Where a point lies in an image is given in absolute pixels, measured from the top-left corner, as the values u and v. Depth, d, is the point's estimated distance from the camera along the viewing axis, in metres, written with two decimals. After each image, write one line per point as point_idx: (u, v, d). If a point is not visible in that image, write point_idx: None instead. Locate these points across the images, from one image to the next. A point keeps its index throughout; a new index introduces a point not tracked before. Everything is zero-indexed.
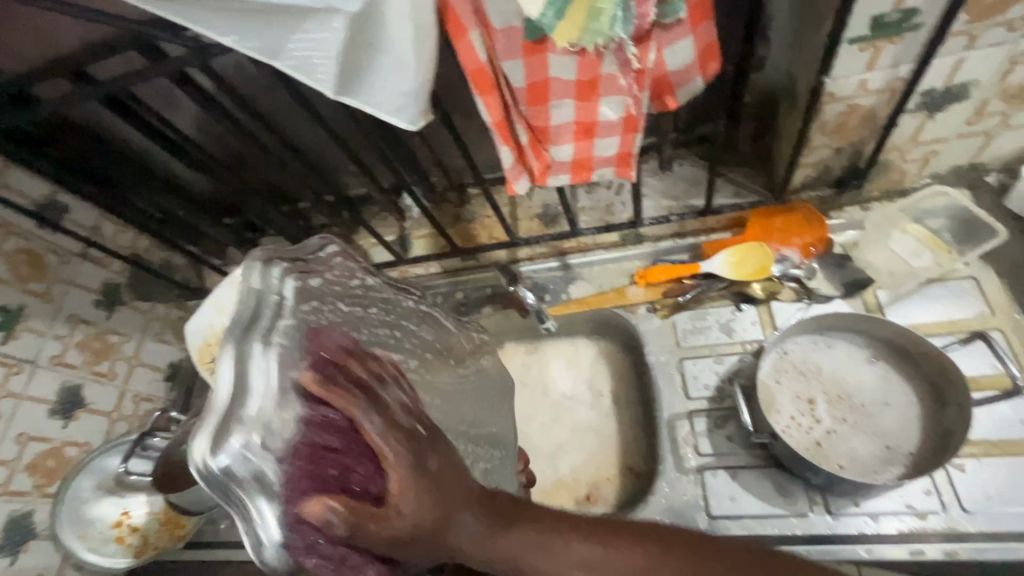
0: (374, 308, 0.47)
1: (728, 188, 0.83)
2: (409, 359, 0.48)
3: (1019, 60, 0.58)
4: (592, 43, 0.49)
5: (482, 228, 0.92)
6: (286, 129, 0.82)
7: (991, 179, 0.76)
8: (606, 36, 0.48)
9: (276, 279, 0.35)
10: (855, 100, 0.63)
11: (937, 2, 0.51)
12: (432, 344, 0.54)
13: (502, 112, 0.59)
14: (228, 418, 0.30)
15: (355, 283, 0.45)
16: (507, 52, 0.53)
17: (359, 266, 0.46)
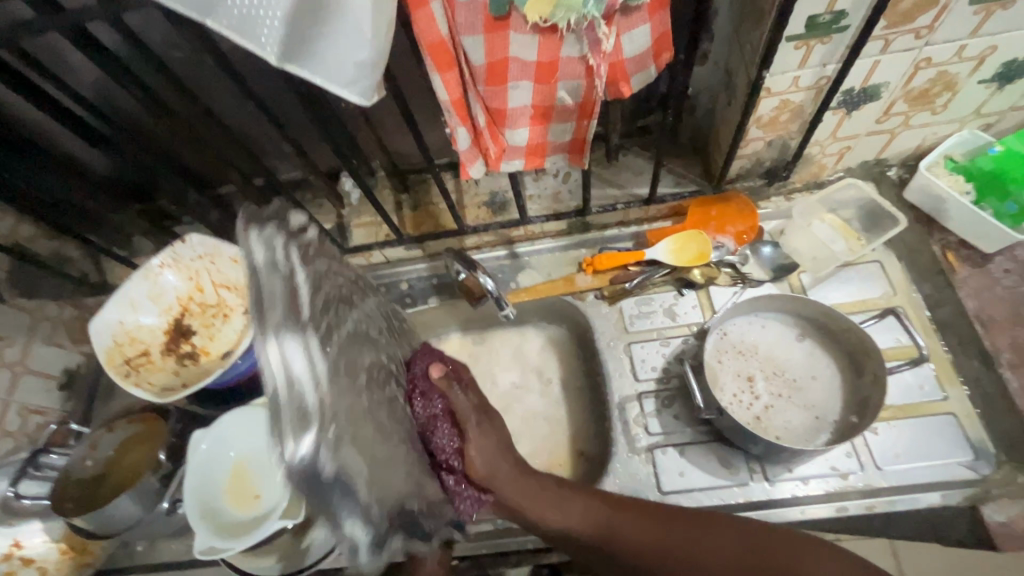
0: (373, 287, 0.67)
1: (669, 178, 0.86)
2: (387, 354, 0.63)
3: (923, 65, 0.64)
4: (564, 20, 0.48)
5: (428, 217, 0.90)
6: (214, 104, 0.76)
7: (892, 174, 0.83)
8: (579, 14, 0.48)
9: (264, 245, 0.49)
10: (787, 96, 0.67)
11: (862, 7, 0.56)
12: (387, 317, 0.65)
13: (459, 90, 0.57)
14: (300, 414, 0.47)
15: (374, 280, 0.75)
16: (467, 27, 0.52)
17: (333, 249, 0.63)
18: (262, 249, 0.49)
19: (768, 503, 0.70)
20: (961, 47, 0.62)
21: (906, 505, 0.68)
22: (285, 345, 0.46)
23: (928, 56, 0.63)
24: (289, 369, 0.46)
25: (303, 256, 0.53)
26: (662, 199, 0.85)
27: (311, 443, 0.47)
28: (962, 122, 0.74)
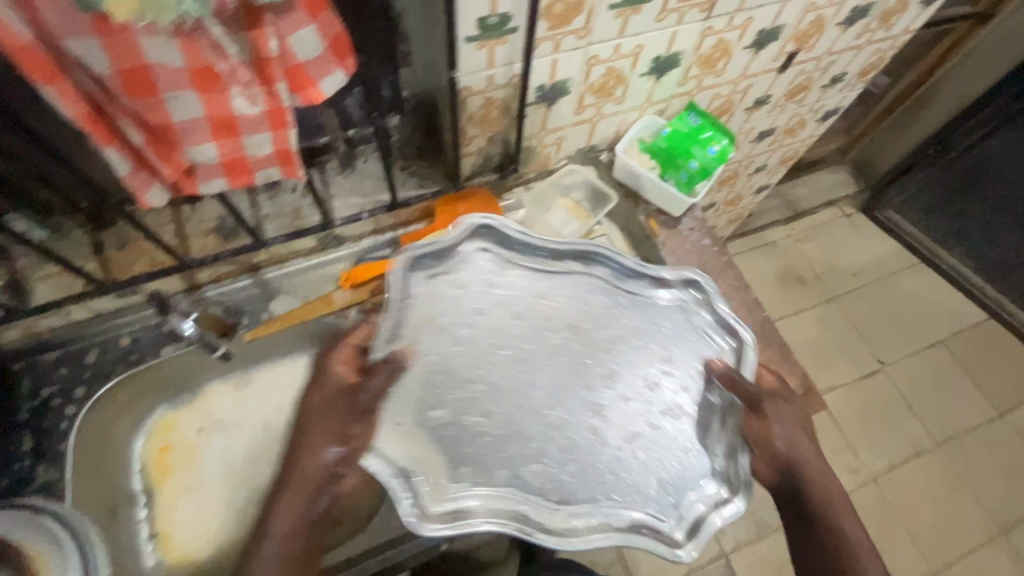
0: (625, 313, 0.74)
1: (412, 181, 0.86)
2: (564, 370, 0.70)
3: (593, 62, 0.74)
4: (166, 22, 0.38)
5: (140, 255, 0.77)
6: None
7: (604, 157, 0.95)
8: (179, 13, 0.38)
9: (722, 319, 0.72)
10: (489, 94, 0.71)
11: (520, 11, 0.60)
12: (653, 331, 0.73)
13: (90, 103, 0.48)
14: (547, 273, 0.74)
15: (625, 290, 0.75)
16: (63, 29, 0.42)
17: (619, 274, 0.74)
18: (681, 292, 0.75)
19: None
20: (616, 45, 0.72)
21: None
22: (553, 262, 0.74)
23: (594, 54, 0.72)
24: (592, 268, 0.74)
25: (699, 300, 0.74)
26: (408, 202, 0.84)
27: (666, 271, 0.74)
28: (641, 109, 0.88)
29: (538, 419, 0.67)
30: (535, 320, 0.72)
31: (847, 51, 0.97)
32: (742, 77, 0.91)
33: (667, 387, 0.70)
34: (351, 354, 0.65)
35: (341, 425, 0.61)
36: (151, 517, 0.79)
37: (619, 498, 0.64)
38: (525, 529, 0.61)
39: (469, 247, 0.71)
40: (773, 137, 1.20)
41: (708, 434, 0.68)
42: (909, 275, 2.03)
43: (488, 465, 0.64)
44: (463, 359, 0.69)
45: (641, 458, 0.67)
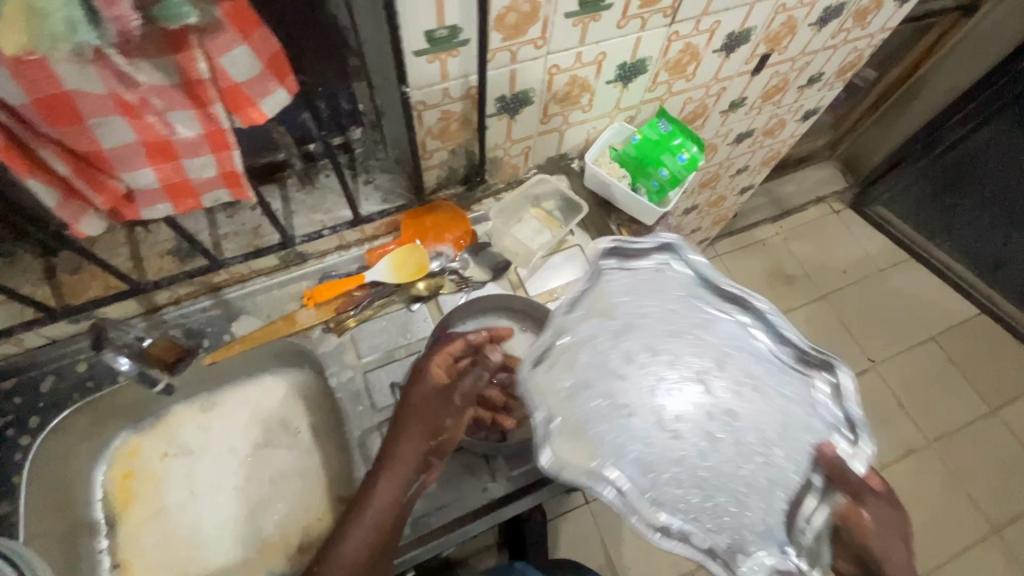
0: (728, 353, 0.52)
1: (376, 195, 0.84)
2: (697, 384, 0.51)
3: (554, 71, 0.71)
4: (60, 53, 0.36)
5: (94, 278, 0.75)
6: None
7: (576, 165, 0.93)
8: (75, 44, 0.36)
9: (857, 439, 0.48)
10: (446, 107, 0.69)
11: (469, 23, 0.58)
12: (770, 406, 0.50)
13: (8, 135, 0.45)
14: (658, 286, 0.54)
15: (704, 314, 0.53)
16: None
17: (736, 326, 0.52)
18: (830, 392, 0.50)
19: (500, 506, 0.73)
20: (578, 53, 0.70)
21: None
22: (672, 278, 0.54)
23: (555, 63, 0.70)
24: (724, 312, 0.53)
25: (840, 388, 0.49)
26: (371, 217, 0.82)
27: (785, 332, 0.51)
28: (610, 116, 0.86)
29: (600, 457, 0.49)
30: (652, 326, 0.53)
31: (823, 51, 0.95)
32: (714, 80, 0.89)
33: (779, 451, 0.49)
34: (447, 363, 0.64)
35: (433, 422, 0.62)
36: (113, 547, 0.77)
37: (638, 525, 0.48)
38: (613, 505, 0.48)
39: (666, 260, 0.55)
40: (753, 139, 1.18)
41: (783, 517, 0.48)
42: (899, 271, 2.01)
43: (625, 444, 0.50)
44: (624, 354, 0.52)
45: (672, 520, 0.48)
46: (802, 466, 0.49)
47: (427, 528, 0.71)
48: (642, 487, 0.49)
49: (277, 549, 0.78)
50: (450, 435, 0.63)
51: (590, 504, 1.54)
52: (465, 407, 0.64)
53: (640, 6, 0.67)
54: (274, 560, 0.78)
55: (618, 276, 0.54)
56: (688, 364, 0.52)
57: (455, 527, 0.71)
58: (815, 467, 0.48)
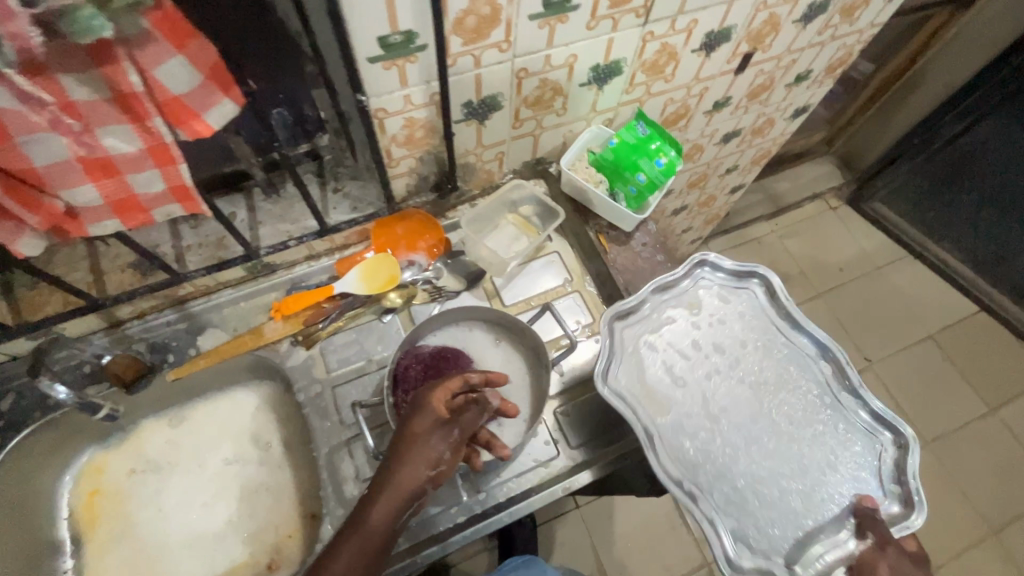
0: (814, 388, 0.72)
1: (344, 203, 0.81)
2: (682, 414, 0.69)
3: (523, 74, 0.68)
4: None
5: (52, 294, 0.73)
6: None
7: (553, 169, 0.91)
8: None
9: (886, 441, 0.68)
10: (409, 114, 0.66)
11: (424, 28, 0.56)
12: (836, 444, 0.68)
13: None
14: (765, 315, 0.76)
15: (790, 369, 0.72)
16: None
17: (822, 371, 0.72)
18: (890, 448, 0.68)
19: (480, 520, 0.70)
20: (547, 56, 0.67)
21: (599, 472, 0.73)
22: (764, 306, 0.76)
23: (522, 66, 0.67)
24: (832, 351, 0.72)
25: (902, 445, 0.67)
26: (338, 227, 0.80)
27: (863, 391, 0.70)
28: (587, 119, 0.83)
29: (711, 439, 0.67)
30: (747, 366, 0.72)
31: (809, 49, 0.92)
32: (695, 80, 0.86)
33: (836, 478, 0.66)
34: (449, 393, 0.61)
35: (430, 455, 0.58)
36: (79, 566, 0.76)
37: (734, 512, 0.63)
38: (664, 478, 0.63)
39: (748, 285, 0.77)
40: (741, 139, 1.15)
41: (802, 538, 0.63)
42: (896, 269, 1.97)
43: (686, 427, 0.68)
44: (631, 351, 0.72)
45: (722, 498, 0.64)
46: (846, 511, 0.64)
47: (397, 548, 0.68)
48: (694, 469, 0.65)
49: (245, 568, 0.77)
50: (446, 469, 0.59)
51: (581, 509, 1.52)
52: (462, 443, 0.61)
53: (610, 7, 0.64)
54: None
55: (711, 283, 0.78)
56: (766, 380, 0.71)
57: (426, 545, 0.68)
58: (852, 511, 0.64)
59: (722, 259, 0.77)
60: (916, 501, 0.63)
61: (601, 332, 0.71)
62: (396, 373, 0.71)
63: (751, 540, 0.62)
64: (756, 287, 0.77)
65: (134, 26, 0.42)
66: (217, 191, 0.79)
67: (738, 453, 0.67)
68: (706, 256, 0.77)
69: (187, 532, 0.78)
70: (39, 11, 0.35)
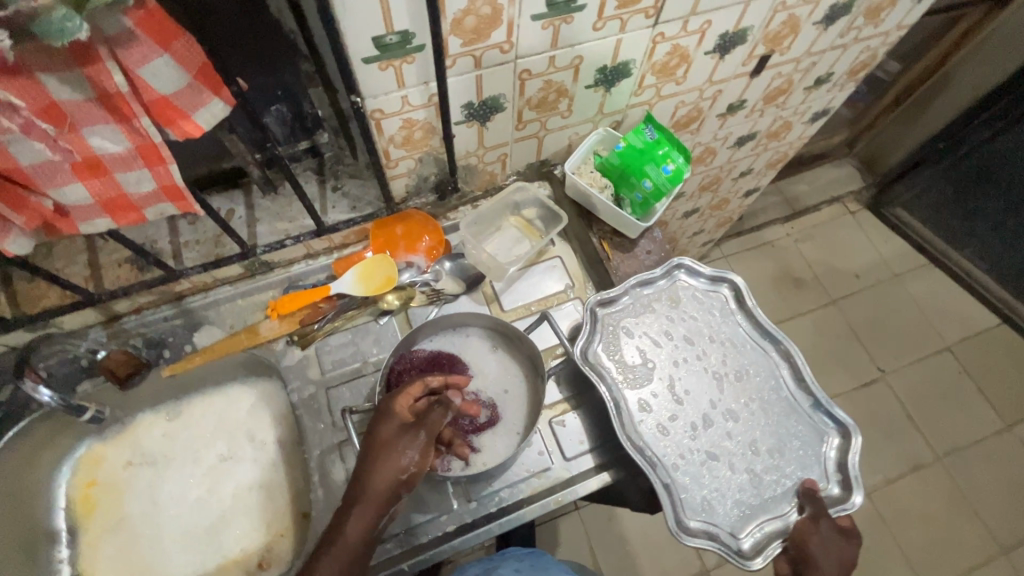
0: (770, 385, 0.79)
1: (344, 202, 0.80)
2: (651, 392, 0.75)
3: (526, 76, 0.66)
4: None
5: (51, 287, 0.73)
6: None
7: (558, 172, 0.89)
8: None
9: (832, 437, 0.76)
10: (407, 115, 0.64)
11: (422, 28, 0.54)
12: (787, 433, 0.76)
13: None
14: (732, 315, 0.82)
15: (750, 367, 0.79)
16: None
17: (780, 372, 0.79)
18: (834, 443, 0.76)
19: (471, 529, 0.69)
20: (551, 57, 0.64)
21: (591, 486, 0.72)
22: (733, 310, 0.83)
23: (526, 67, 0.64)
24: (789, 355, 0.80)
25: (847, 440, 0.76)
26: (336, 227, 0.78)
27: (815, 389, 0.78)
28: (594, 121, 0.81)
29: (677, 417, 0.74)
30: (711, 359, 0.79)
31: (830, 51, 0.88)
32: (708, 83, 0.83)
33: (783, 464, 0.74)
34: (411, 397, 0.62)
35: (397, 460, 0.58)
36: (75, 556, 0.77)
37: (687, 482, 0.71)
38: (631, 448, 0.70)
39: (720, 287, 0.84)
40: (756, 142, 1.11)
41: (747, 511, 0.71)
42: (914, 276, 1.91)
43: (652, 406, 0.75)
44: (611, 333, 0.78)
45: (680, 471, 0.72)
46: (791, 491, 0.73)
47: (385, 555, 0.68)
48: (657, 442, 0.73)
49: (236, 566, 0.77)
50: (417, 473, 0.58)
51: (580, 510, 1.51)
52: (433, 444, 0.60)
53: (618, 7, 0.61)
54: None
55: (689, 285, 0.83)
56: (729, 373, 0.78)
57: (415, 553, 0.68)
58: (795, 492, 0.73)
59: (700, 264, 0.83)
60: (851, 486, 0.72)
61: (584, 314, 0.77)
62: (389, 379, 0.70)
63: (699, 507, 0.70)
64: (731, 288, 0.83)
65: (115, 24, 0.41)
66: (216, 187, 0.79)
67: (697, 431, 0.74)
68: (683, 261, 0.83)
69: (180, 526, 0.79)
70: (8, 14, 0.35)
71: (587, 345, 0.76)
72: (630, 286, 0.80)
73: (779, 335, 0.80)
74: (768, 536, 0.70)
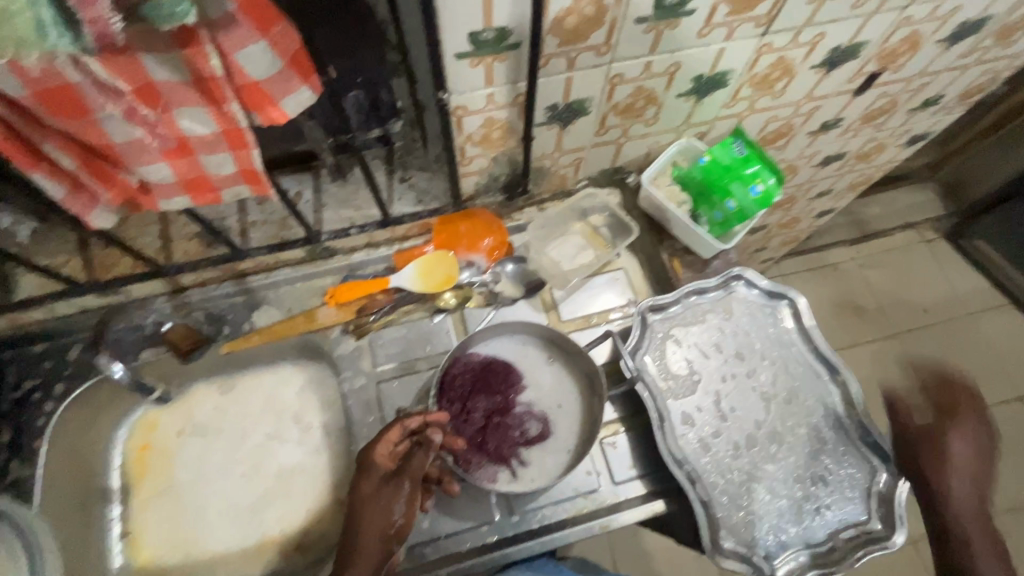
0: (820, 410, 0.73)
1: (410, 195, 0.78)
2: (696, 404, 0.72)
3: (617, 81, 0.62)
4: (32, 57, 0.34)
5: (124, 255, 0.75)
6: None
7: (630, 180, 0.84)
8: (49, 48, 0.34)
9: (880, 471, 0.70)
10: (489, 114, 0.62)
11: (520, 25, 0.50)
12: (833, 462, 0.71)
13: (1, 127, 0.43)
14: (787, 333, 0.77)
15: (801, 389, 0.74)
16: None
17: (832, 397, 0.74)
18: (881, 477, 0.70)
19: (510, 543, 0.68)
20: (646, 63, 0.60)
21: (638, 516, 0.69)
22: (789, 328, 0.77)
23: (619, 72, 0.60)
24: (844, 380, 0.74)
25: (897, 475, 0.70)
26: (400, 220, 0.77)
27: (869, 419, 0.72)
28: (678, 131, 0.76)
29: (719, 433, 0.71)
30: (761, 377, 0.74)
31: (946, 72, 0.80)
32: (807, 99, 0.77)
33: (825, 494, 0.69)
34: (392, 446, 0.62)
35: (384, 514, 0.60)
36: (125, 515, 0.79)
37: (725, 501, 0.67)
38: (668, 459, 0.67)
39: (778, 303, 0.78)
40: (842, 162, 1.03)
41: (785, 538, 0.67)
42: (990, 317, 1.78)
43: (697, 420, 0.71)
44: (659, 341, 0.75)
45: (719, 489, 0.68)
46: (831, 524, 0.68)
47: (423, 558, 0.67)
48: (696, 457, 0.69)
49: (273, 546, 0.78)
50: (407, 522, 0.61)
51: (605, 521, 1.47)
52: (417, 488, 0.62)
53: (729, 14, 0.56)
54: (269, 556, 0.77)
55: (746, 298, 0.78)
56: (779, 393, 0.73)
57: (453, 559, 0.67)
58: (834, 524, 0.68)
59: (760, 276, 0.78)
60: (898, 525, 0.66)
61: (635, 318, 0.74)
62: (443, 381, 0.69)
63: (734, 528, 0.66)
64: (789, 303, 0.78)
65: (219, 8, 0.40)
66: (287, 169, 0.78)
67: (740, 452, 0.70)
68: (744, 271, 0.78)
69: (223, 500, 0.80)
70: None
71: (634, 351, 0.73)
72: (685, 294, 0.76)
73: (837, 358, 0.74)
74: (803, 567, 0.66)
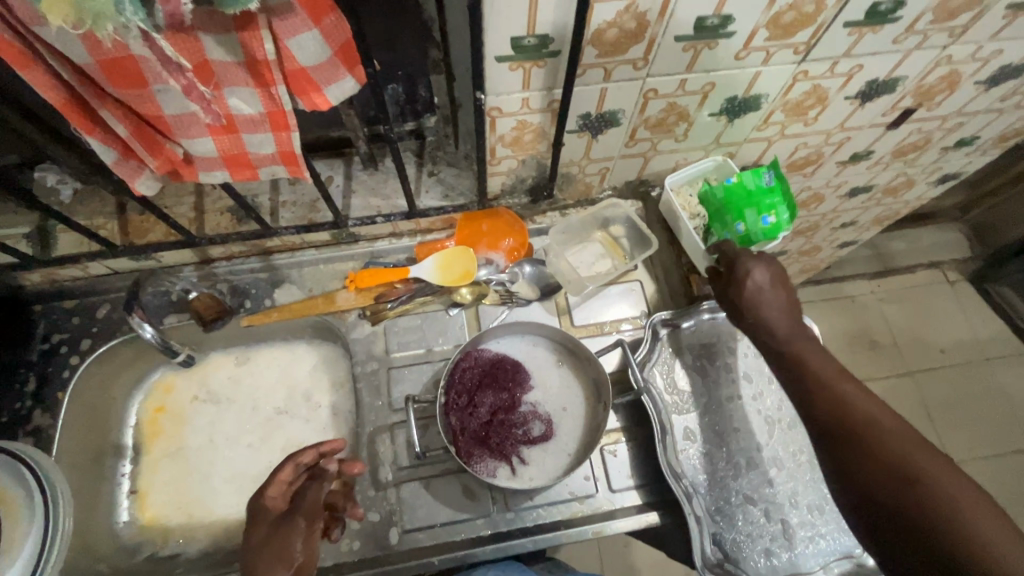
0: None
1: (437, 189, 0.80)
2: (699, 420, 0.72)
3: (650, 95, 0.63)
4: (105, 31, 0.36)
5: (158, 222, 0.78)
6: None
7: (655, 194, 0.85)
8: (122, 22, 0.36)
9: None
10: (522, 117, 0.63)
11: (562, 33, 0.52)
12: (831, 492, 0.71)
13: (64, 91, 0.45)
14: None
15: None
16: (31, 16, 0.38)
17: None
18: None
19: (504, 538, 0.69)
20: (682, 80, 0.61)
21: (631, 526, 0.70)
22: None
23: (653, 87, 0.61)
24: None
25: None
26: (426, 212, 0.79)
27: None
28: (707, 149, 0.77)
29: (718, 451, 0.71)
30: (766, 400, 0.74)
31: (984, 114, 0.79)
32: (838, 128, 0.77)
33: (821, 522, 0.69)
34: (283, 487, 0.63)
35: (283, 554, 0.59)
36: (134, 473, 0.82)
37: (718, 517, 0.68)
38: (666, 472, 0.68)
39: None
40: (869, 195, 1.03)
41: (775, 563, 0.67)
42: (1009, 365, 1.74)
43: (699, 437, 0.72)
44: (668, 356, 0.75)
45: (714, 506, 0.69)
46: (824, 553, 0.68)
47: (416, 544, 0.68)
48: (693, 471, 0.70)
49: None
50: (309, 558, 0.60)
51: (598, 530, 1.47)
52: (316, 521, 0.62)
53: (768, 39, 0.57)
54: None
55: None
56: (783, 418, 0.74)
57: (446, 548, 0.68)
58: (826, 554, 0.68)
59: None
60: None
61: (646, 330, 0.75)
62: (451, 373, 0.71)
63: (726, 546, 0.67)
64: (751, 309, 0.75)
65: None
66: (321, 153, 0.81)
67: (739, 472, 0.70)
68: None
69: (228, 468, 0.82)
70: None
71: (642, 362, 0.74)
72: (698, 311, 0.77)
73: None
74: None
